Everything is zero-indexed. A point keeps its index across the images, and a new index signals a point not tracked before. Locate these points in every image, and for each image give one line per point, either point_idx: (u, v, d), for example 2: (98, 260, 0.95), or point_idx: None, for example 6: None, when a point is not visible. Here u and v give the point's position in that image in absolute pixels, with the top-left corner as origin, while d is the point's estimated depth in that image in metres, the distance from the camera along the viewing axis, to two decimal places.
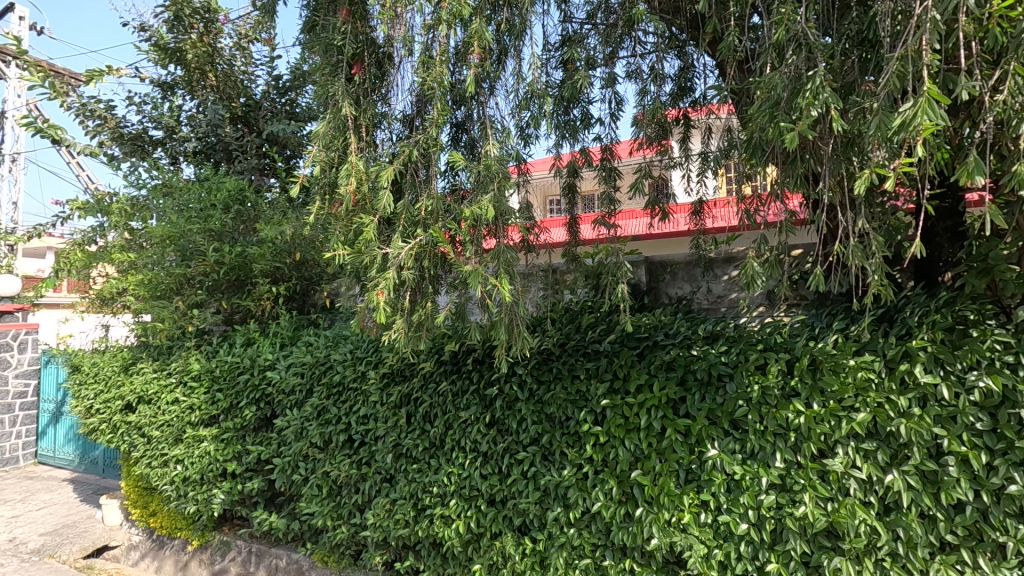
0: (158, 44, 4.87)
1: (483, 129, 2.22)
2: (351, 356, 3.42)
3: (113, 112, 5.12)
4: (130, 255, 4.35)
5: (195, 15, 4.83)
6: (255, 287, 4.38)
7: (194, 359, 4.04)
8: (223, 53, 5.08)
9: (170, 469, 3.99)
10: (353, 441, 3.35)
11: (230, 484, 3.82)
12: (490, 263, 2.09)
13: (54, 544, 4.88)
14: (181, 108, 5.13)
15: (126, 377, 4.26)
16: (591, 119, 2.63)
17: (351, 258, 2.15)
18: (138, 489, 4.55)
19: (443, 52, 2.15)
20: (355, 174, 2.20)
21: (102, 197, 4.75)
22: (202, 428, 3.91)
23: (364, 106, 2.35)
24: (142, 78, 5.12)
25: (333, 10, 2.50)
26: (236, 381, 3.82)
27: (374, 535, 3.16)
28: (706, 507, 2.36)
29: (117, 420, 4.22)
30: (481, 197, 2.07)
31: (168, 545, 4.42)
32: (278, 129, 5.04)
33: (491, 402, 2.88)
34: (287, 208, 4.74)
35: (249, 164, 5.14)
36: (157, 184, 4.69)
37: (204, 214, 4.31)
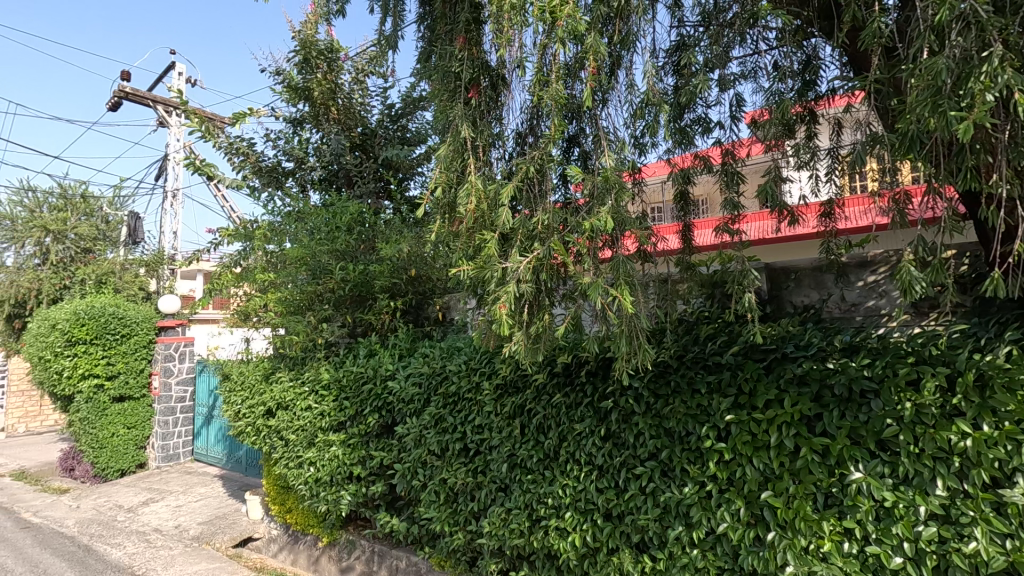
0: (290, 85, 5.41)
1: (597, 140, 2.24)
2: (466, 367, 3.54)
3: (253, 149, 5.75)
4: (271, 276, 4.85)
5: (321, 56, 5.31)
6: (376, 302, 4.71)
7: (324, 369, 4.38)
8: (343, 89, 5.55)
9: (304, 470, 4.34)
10: (468, 450, 3.46)
11: (356, 486, 4.10)
12: (607, 274, 2.07)
13: (209, 533, 5.52)
14: (309, 140, 5.65)
15: (267, 385, 4.71)
16: (709, 123, 2.57)
17: (473, 274, 2.24)
18: (276, 488, 5.01)
19: (558, 69, 2.19)
20: (474, 194, 2.29)
21: (246, 225, 5.34)
22: (331, 434, 4.23)
23: (481, 128, 2.45)
24: (277, 116, 5.73)
25: (449, 38, 2.64)
26: (361, 390, 4.10)
27: (490, 543, 3.23)
28: (850, 535, 2.15)
29: (260, 424, 4.69)
30: (598, 209, 2.06)
31: (301, 540, 4.82)
32: (392, 154, 5.41)
33: (606, 415, 2.83)
34: (401, 227, 5.05)
35: (368, 188, 5.55)
36: (291, 211, 5.19)
37: (331, 237, 4.70)
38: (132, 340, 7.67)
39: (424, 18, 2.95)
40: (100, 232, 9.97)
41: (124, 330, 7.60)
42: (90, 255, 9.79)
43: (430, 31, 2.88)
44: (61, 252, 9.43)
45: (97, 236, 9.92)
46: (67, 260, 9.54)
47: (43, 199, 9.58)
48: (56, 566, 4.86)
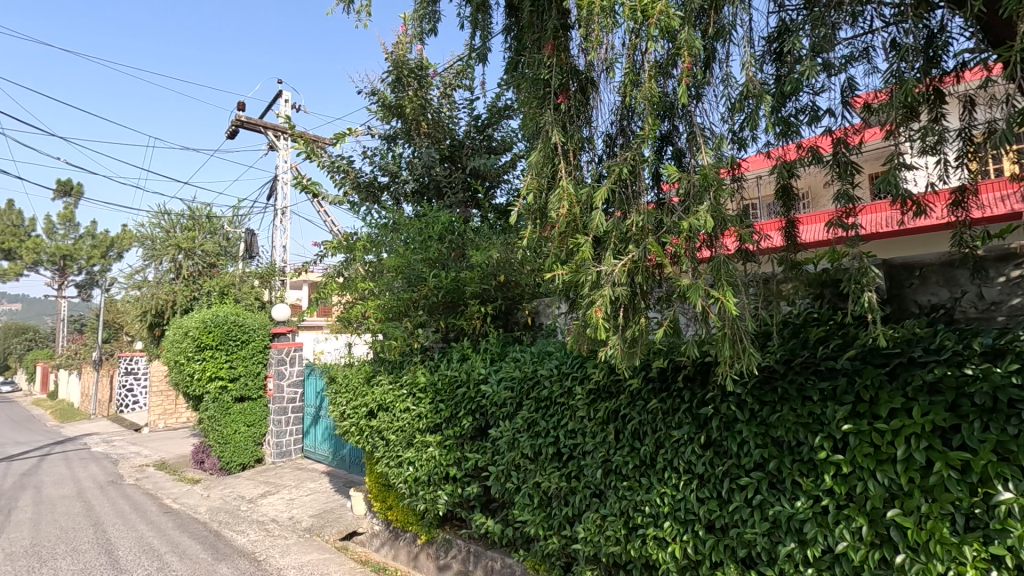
0: (384, 103, 5.73)
1: (693, 138, 2.16)
2: (558, 371, 3.54)
3: (352, 166, 6.13)
4: (370, 285, 5.14)
5: (412, 74, 5.58)
6: (467, 308, 4.84)
7: (421, 372, 4.57)
8: (432, 104, 5.80)
9: (404, 469, 4.53)
10: (561, 454, 3.46)
11: (452, 487, 4.23)
12: (706, 275, 1.99)
13: (319, 525, 5.93)
14: (402, 155, 5.94)
15: (369, 387, 4.99)
16: (817, 112, 2.40)
17: (567, 278, 2.25)
18: (378, 485, 5.28)
19: (651, 67, 2.14)
20: (566, 199, 2.30)
21: (347, 237, 5.71)
22: (429, 435, 4.39)
23: (572, 132, 2.46)
24: (373, 134, 6.08)
25: (536, 47, 2.67)
26: (456, 393, 4.24)
27: (585, 550, 3.20)
28: (998, 563, 1.91)
29: (364, 424, 4.97)
30: (697, 208, 1.99)
31: (401, 537, 5.04)
32: (480, 164, 5.57)
33: (706, 422, 2.72)
34: (490, 235, 5.17)
35: (457, 198, 5.75)
36: (387, 223, 5.48)
37: (424, 245, 4.90)
38: (250, 345, 8.43)
39: (511, 29, 3.02)
40: (222, 248, 11.07)
41: (244, 337, 8.36)
42: (214, 270, 10.91)
43: (517, 41, 2.95)
44: (191, 267, 10.58)
45: (220, 252, 11.02)
46: (196, 274, 10.69)
47: (176, 221, 10.81)
48: (193, 548, 5.45)
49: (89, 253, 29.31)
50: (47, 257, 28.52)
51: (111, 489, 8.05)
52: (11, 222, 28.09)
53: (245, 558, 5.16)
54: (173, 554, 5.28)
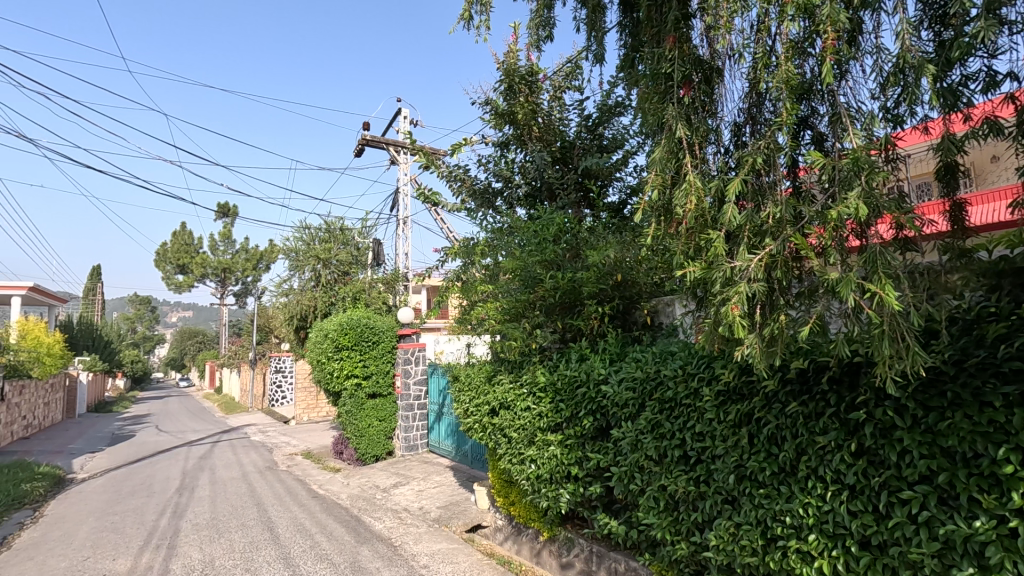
0: (496, 111, 5.89)
1: (838, 119, 2.01)
2: (682, 372, 3.41)
3: (468, 174, 6.38)
4: (489, 288, 5.33)
5: (523, 81, 5.69)
6: (584, 308, 4.82)
7: (541, 372, 4.66)
8: (543, 109, 5.89)
9: (526, 467, 4.65)
10: (688, 458, 3.34)
11: (574, 486, 4.25)
12: (859, 268, 1.82)
13: (446, 516, 6.25)
14: (515, 161, 6.08)
15: (490, 386, 5.17)
16: (994, 77, 2.09)
17: (698, 276, 2.18)
18: (500, 481, 5.44)
19: (788, 48, 2.02)
20: (694, 193, 2.23)
21: (466, 242, 5.96)
22: (550, 434, 4.45)
23: (697, 124, 2.39)
24: (487, 142, 6.30)
25: (655, 41, 2.62)
26: (575, 393, 4.26)
27: (717, 558, 3.07)
28: None
29: (486, 421, 5.16)
30: (845, 195, 1.82)
31: (524, 532, 5.16)
32: (591, 163, 5.55)
33: (857, 428, 2.49)
34: (605, 235, 5.13)
35: (570, 199, 5.78)
36: (502, 227, 5.64)
37: (540, 247, 4.97)
38: (381, 346, 9.14)
39: (627, 26, 2.99)
40: (353, 257, 12.08)
41: (375, 338, 9.08)
42: (347, 277, 11.93)
43: (634, 37, 2.91)
44: (328, 276, 11.69)
45: (351, 260, 12.03)
46: (332, 282, 11.78)
47: (315, 234, 11.98)
48: (338, 530, 6.02)
49: (243, 265, 33.37)
50: (211, 270, 32.88)
51: (269, 473, 9.11)
52: (184, 242, 32.81)
53: (383, 543, 5.59)
54: (322, 534, 5.88)
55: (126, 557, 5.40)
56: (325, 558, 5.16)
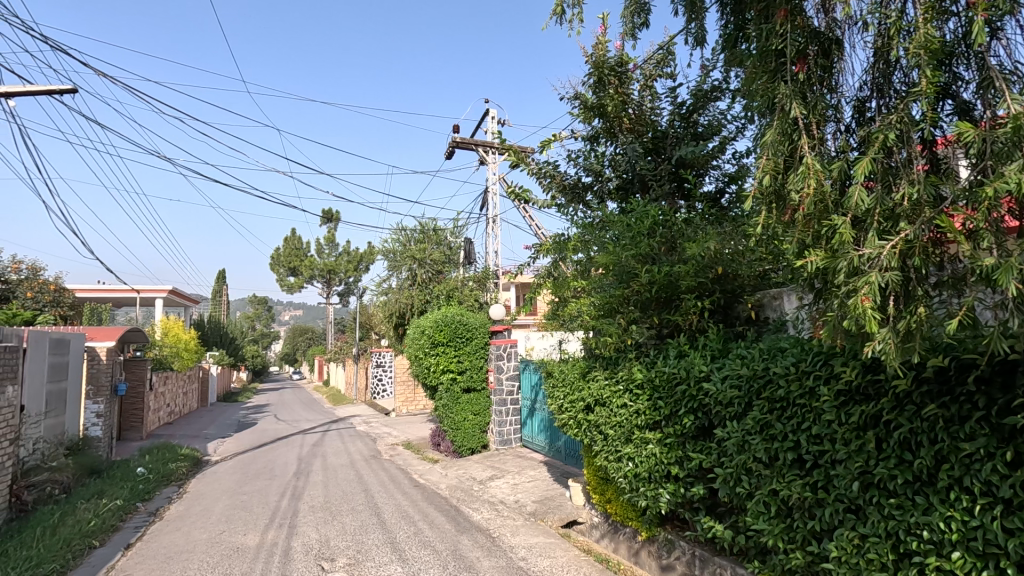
0: (585, 105, 5.80)
1: (990, 83, 1.78)
2: (795, 369, 3.15)
3: (557, 170, 6.34)
4: (583, 284, 5.28)
5: (612, 72, 5.56)
6: (682, 302, 4.63)
7: (638, 369, 4.55)
8: (634, 99, 5.72)
9: (624, 464, 4.56)
10: (803, 461, 3.11)
11: (674, 486, 4.10)
12: (1019, 252, 1.61)
13: (542, 510, 6.30)
14: (605, 154, 5.96)
15: (585, 382, 5.14)
16: None
17: (819, 265, 2.02)
18: (596, 478, 5.39)
19: (927, 9, 1.82)
20: (812, 175, 2.08)
21: (558, 237, 5.94)
22: (648, 432, 4.33)
23: (814, 102, 2.23)
24: (577, 136, 6.23)
25: (763, 16, 2.46)
26: (675, 390, 4.11)
27: (839, 571, 2.85)
28: None
29: (581, 418, 5.13)
30: (1002, 169, 1.60)
31: (621, 531, 5.08)
32: (687, 152, 5.33)
33: (1012, 435, 2.20)
34: (703, 226, 4.90)
35: (664, 190, 5.59)
36: (594, 222, 5.57)
37: (635, 241, 4.82)
38: (474, 342, 9.39)
39: (729, 5, 2.85)
40: (446, 256, 12.48)
41: (468, 335, 9.34)
42: (441, 276, 12.35)
43: (738, 14, 2.74)
44: (423, 275, 12.16)
45: (445, 260, 12.43)
46: (427, 280, 12.27)
47: (410, 235, 12.51)
48: (439, 519, 6.27)
49: (346, 266, 35.60)
50: (318, 272, 35.46)
51: (373, 462, 9.68)
52: (294, 246, 35.60)
53: (482, 534, 5.74)
54: (424, 522, 6.15)
55: (254, 533, 5.97)
56: (428, 545, 5.39)
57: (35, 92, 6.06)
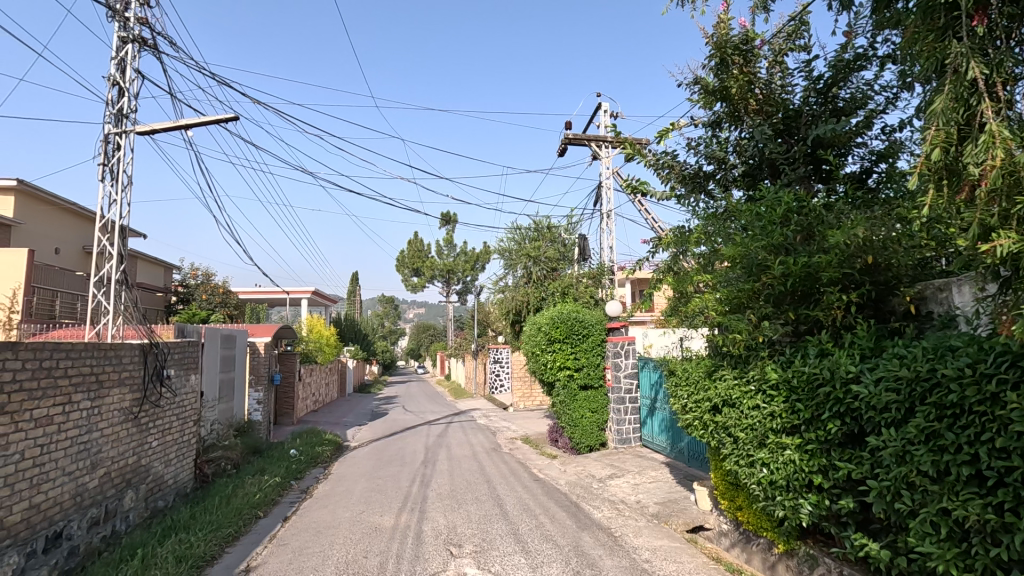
0: (705, 89, 5.49)
1: None
2: (971, 372, 2.72)
3: (676, 160, 6.06)
4: (709, 278, 5.02)
5: (736, 51, 5.22)
6: (824, 296, 4.17)
7: (772, 368, 4.22)
8: (761, 78, 5.30)
9: (757, 470, 4.24)
10: (984, 478, 2.69)
11: (818, 497, 3.75)
12: None
13: (666, 513, 6.09)
14: (729, 139, 5.59)
15: (711, 382, 4.86)
16: None
17: (1009, 249, 1.80)
18: (725, 483, 5.08)
19: None
20: (997, 145, 1.91)
21: (680, 230, 5.70)
22: (785, 436, 4.00)
23: (996, 60, 2.08)
24: (697, 123, 5.92)
25: None
26: (817, 393, 3.75)
27: None
28: None
29: (708, 419, 4.87)
30: None
31: (754, 541, 4.76)
32: (825, 131, 4.80)
33: None
34: (846, 211, 4.40)
35: (798, 174, 5.10)
36: (719, 212, 5.25)
37: (766, 230, 4.43)
38: (591, 339, 9.33)
39: None
40: (560, 254, 12.55)
41: (585, 332, 9.29)
42: (556, 273, 12.42)
43: None
44: (538, 272, 12.41)
45: (559, 257, 12.54)
46: (542, 278, 12.41)
47: (525, 233, 12.74)
48: (560, 514, 6.32)
49: (464, 266, 37.11)
50: (438, 272, 37.37)
51: (494, 454, 10.00)
52: (417, 249, 37.84)
53: (603, 532, 5.70)
54: (546, 516, 6.24)
55: (390, 515, 6.45)
56: (550, 539, 5.45)
57: (207, 122, 7.05)
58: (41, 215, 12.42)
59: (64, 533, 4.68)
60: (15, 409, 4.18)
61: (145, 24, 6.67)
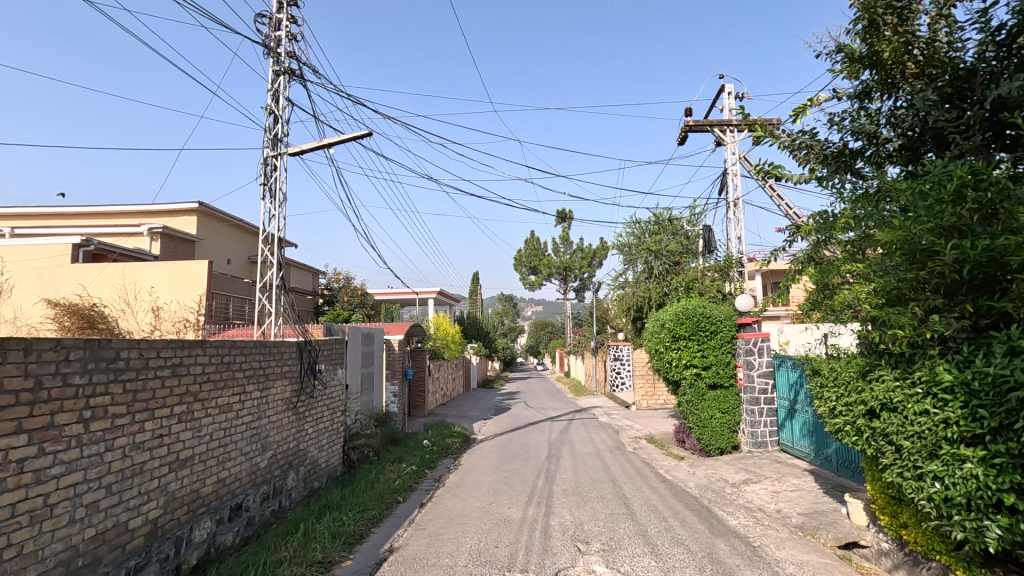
0: (852, 58, 4.96)
1: None
2: None
3: (816, 138, 5.51)
4: (861, 266, 4.51)
5: (889, 11, 4.66)
6: (1012, 284, 3.52)
7: (943, 369, 3.69)
8: (921, 37, 4.63)
9: (926, 485, 3.71)
10: None
11: (1011, 520, 3.21)
12: None
13: (812, 525, 5.58)
14: (881, 110, 4.97)
15: (866, 383, 4.35)
16: None
17: None
18: (885, 497, 4.53)
19: None
20: None
21: (822, 216, 5.15)
22: (964, 447, 3.47)
23: None
24: (840, 96, 5.34)
25: None
26: (1007, 398, 3.21)
27: None
28: None
29: (862, 424, 4.37)
30: None
31: (925, 565, 4.19)
32: (1006, 89, 3.96)
33: None
34: None
35: (972, 144, 4.29)
36: (870, 192, 4.69)
37: (932, 210, 3.85)
38: (719, 336, 8.83)
39: None
40: (683, 247, 12.03)
41: (712, 328, 8.82)
42: (679, 268, 11.93)
43: None
44: (660, 267, 12.04)
45: (682, 250, 12.03)
46: (663, 272, 12.01)
47: (645, 227, 12.40)
48: (691, 518, 6.06)
49: (581, 263, 36.96)
50: (555, 270, 37.64)
51: (618, 453, 9.85)
52: (534, 247, 38.37)
53: (740, 540, 5.37)
54: (676, 519, 6.02)
55: (518, 507, 6.63)
56: (681, 544, 5.25)
57: (346, 139, 7.75)
58: (217, 231, 14.52)
59: (243, 505, 5.43)
60: (205, 396, 4.93)
61: (293, 57, 7.49)
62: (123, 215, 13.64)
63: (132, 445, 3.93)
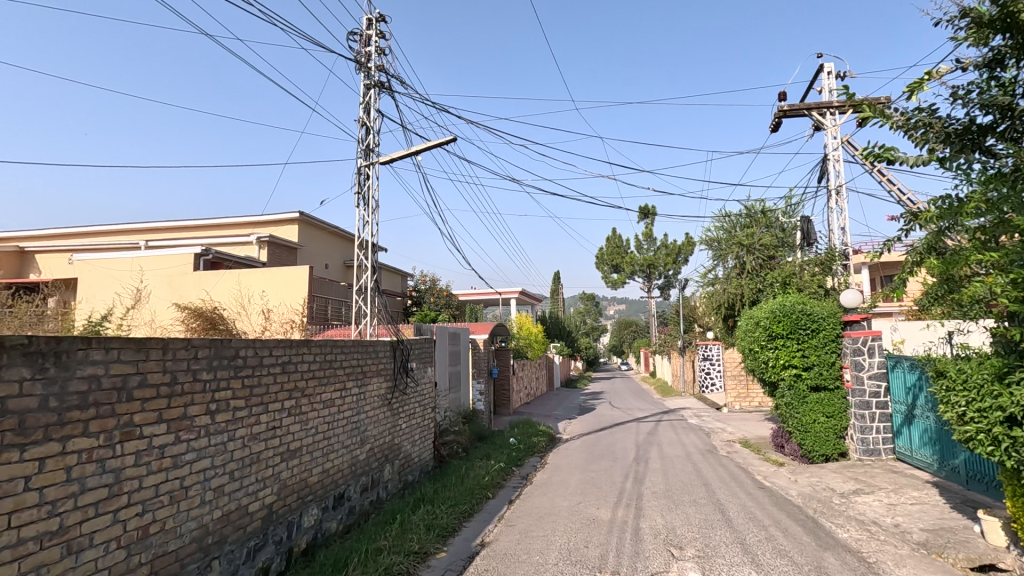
0: (978, 23, 4.44)
1: None
2: None
3: (936, 116, 4.98)
4: (994, 256, 4.02)
5: None
6: None
7: None
8: None
9: None
10: None
11: None
12: None
13: (938, 543, 5.04)
14: (1017, 79, 4.40)
15: (1004, 388, 3.87)
16: None
17: None
18: None
19: None
20: None
21: (945, 201, 4.65)
22: None
23: None
24: (964, 66, 4.78)
25: None
26: None
27: None
28: None
29: (1000, 433, 3.89)
30: None
31: None
32: None
33: None
34: None
35: None
36: (1005, 172, 4.17)
37: None
38: (822, 335, 8.21)
39: None
40: (779, 240, 11.33)
41: (814, 326, 8.21)
42: (774, 262, 11.24)
43: None
44: (753, 262, 11.41)
45: (777, 244, 11.33)
46: (757, 268, 11.36)
47: (736, 221, 11.82)
48: (795, 528, 5.69)
49: (665, 259, 35.84)
50: (638, 268, 36.78)
51: (710, 457, 9.44)
52: (616, 245, 37.70)
53: (852, 555, 4.97)
54: (777, 528, 5.68)
55: (607, 508, 6.55)
56: (784, 555, 4.95)
57: (432, 145, 8.02)
58: (316, 239, 15.56)
59: (345, 494, 5.79)
60: (311, 392, 5.30)
61: (382, 70, 7.86)
62: (235, 226, 14.96)
63: (250, 435, 4.32)
